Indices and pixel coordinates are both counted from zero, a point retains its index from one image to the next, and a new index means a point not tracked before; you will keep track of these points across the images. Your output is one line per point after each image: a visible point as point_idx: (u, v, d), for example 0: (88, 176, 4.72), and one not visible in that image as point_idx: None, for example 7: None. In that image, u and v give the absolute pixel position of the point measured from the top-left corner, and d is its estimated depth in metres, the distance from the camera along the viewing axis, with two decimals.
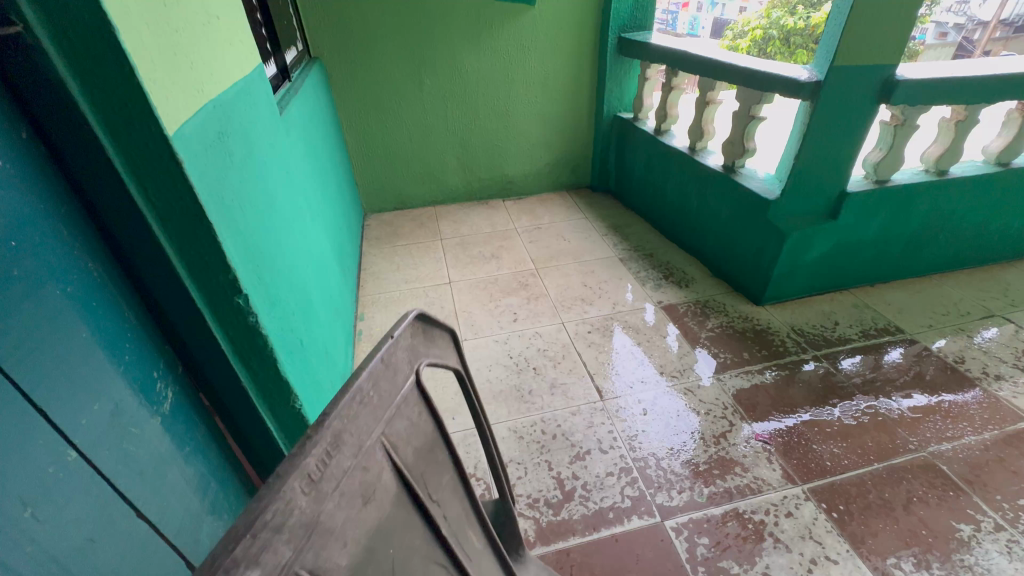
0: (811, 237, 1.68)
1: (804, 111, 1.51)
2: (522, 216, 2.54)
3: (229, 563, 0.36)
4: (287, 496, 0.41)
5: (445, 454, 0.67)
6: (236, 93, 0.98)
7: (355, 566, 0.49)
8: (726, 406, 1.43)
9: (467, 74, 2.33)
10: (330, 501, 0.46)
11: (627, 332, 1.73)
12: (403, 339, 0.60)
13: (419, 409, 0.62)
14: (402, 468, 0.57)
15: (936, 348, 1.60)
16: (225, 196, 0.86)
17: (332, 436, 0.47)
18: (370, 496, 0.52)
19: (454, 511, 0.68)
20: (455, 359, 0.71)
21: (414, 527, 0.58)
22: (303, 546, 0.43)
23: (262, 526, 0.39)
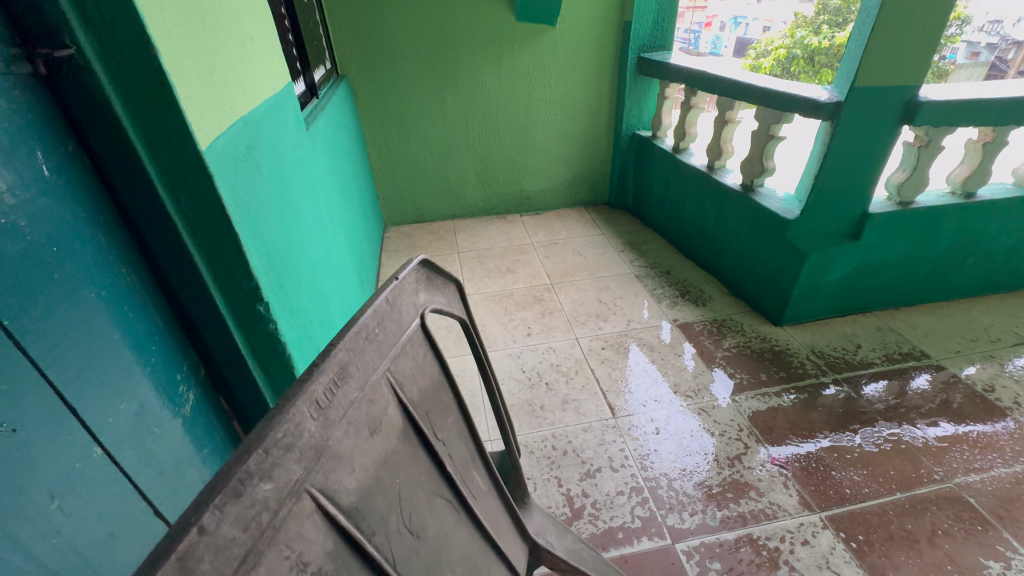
0: (832, 257, 1.65)
1: (824, 132, 1.50)
2: (540, 231, 2.56)
3: (243, 472, 0.38)
4: (295, 420, 0.43)
5: (450, 397, 0.68)
6: (266, 109, 1.02)
7: (364, 491, 0.50)
8: (741, 428, 1.40)
9: (488, 91, 2.38)
10: (338, 428, 0.48)
11: (641, 349, 1.72)
12: (407, 285, 0.61)
13: (424, 351, 0.63)
14: (407, 403, 0.58)
15: (965, 375, 1.55)
16: (251, 206, 0.90)
17: (338, 367, 0.49)
18: (377, 426, 0.54)
19: (459, 451, 0.68)
20: (458, 308, 0.71)
21: (419, 464, 0.59)
22: (312, 467, 0.45)
23: (274, 444, 0.41)
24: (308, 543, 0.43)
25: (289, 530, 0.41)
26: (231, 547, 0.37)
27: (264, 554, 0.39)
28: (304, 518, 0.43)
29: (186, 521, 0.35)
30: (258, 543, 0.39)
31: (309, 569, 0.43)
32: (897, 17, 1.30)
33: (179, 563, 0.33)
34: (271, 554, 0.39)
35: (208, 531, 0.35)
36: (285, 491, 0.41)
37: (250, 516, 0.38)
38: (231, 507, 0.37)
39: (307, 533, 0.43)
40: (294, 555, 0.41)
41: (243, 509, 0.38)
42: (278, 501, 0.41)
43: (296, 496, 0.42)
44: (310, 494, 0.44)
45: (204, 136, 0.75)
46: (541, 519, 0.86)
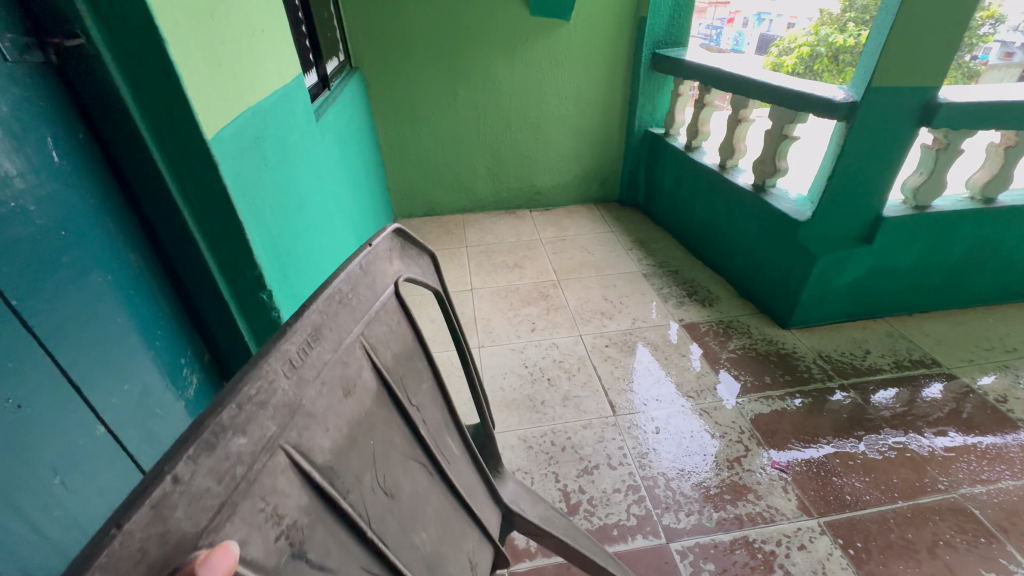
0: (843, 261, 1.62)
1: (839, 133, 1.47)
2: (548, 227, 2.55)
3: (216, 425, 0.39)
4: (268, 377, 0.45)
5: (424, 363, 0.69)
6: (275, 101, 1.04)
7: (338, 451, 0.52)
8: (743, 430, 1.39)
9: (500, 86, 2.38)
10: (312, 388, 0.49)
11: (648, 349, 1.71)
12: (382, 252, 0.62)
13: (398, 318, 0.64)
14: (380, 367, 0.59)
15: (979, 386, 1.51)
16: (257, 197, 0.92)
17: (311, 329, 0.50)
18: (351, 389, 0.55)
19: (433, 416, 0.69)
20: (434, 277, 0.72)
21: (393, 428, 0.60)
22: (286, 424, 0.46)
23: (247, 400, 0.42)
24: (282, 498, 0.44)
25: (263, 484, 0.42)
26: (206, 497, 0.38)
27: (239, 505, 0.40)
28: (278, 474, 0.44)
29: (160, 470, 0.36)
30: (233, 495, 0.40)
31: (284, 522, 0.44)
32: (917, 16, 1.26)
33: (154, 510, 0.34)
34: (246, 506, 0.41)
35: (182, 481, 0.36)
36: (259, 445, 0.42)
37: (224, 469, 0.39)
38: (205, 459, 0.38)
39: (281, 487, 0.44)
40: (269, 509, 0.43)
41: (217, 463, 0.39)
42: (252, 455, 0.42)
43: (270, 452, 0.44)
44: (283, 451, 0.45)
45: (210, 124, 0.76)
46: (516, 488, 0.88)
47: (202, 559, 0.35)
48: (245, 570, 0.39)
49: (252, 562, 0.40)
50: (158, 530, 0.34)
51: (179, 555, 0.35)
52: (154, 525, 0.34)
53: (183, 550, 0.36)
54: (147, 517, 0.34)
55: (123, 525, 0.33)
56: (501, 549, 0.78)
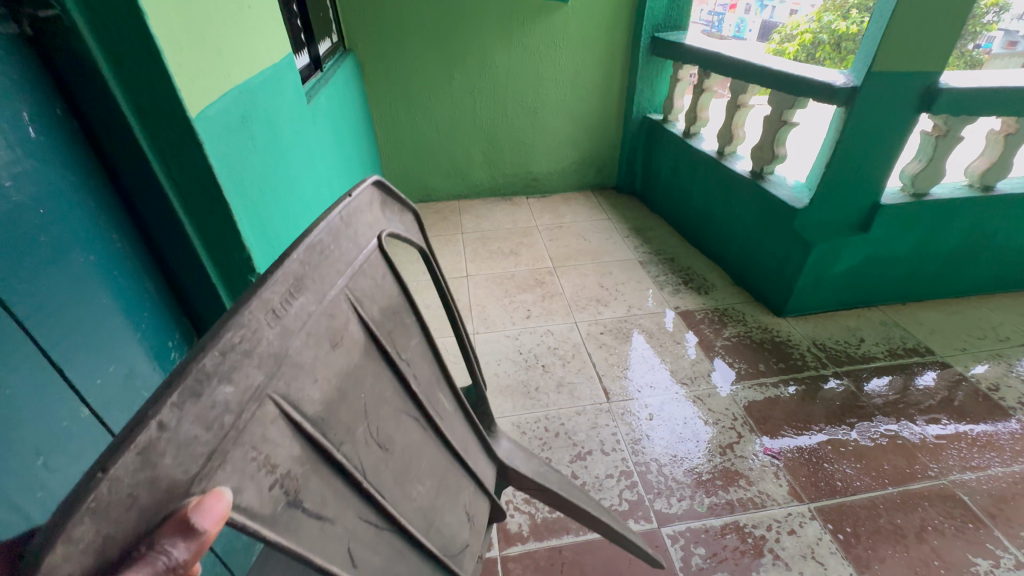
0: (838, 249, 1.61)
1: (839, 118, 1.45)
2: (545, 214, 2.53)
3: (200, 372, 0.40)
4: (252, 326, 0.45)
5: (412, 319, 0.70)
6: (265, 79, 1.02)
7: (327, 402, 0.54)
8: (736, 417, 1.40)
9: (496, 70, 2.34)
10: (297, 339, 0.50)
11: (645, 337, 1.70)
12: (362, 204, 0.61)
13: (382, 272, 0.64)
14: (367, 321, 0.60)
15: (971, 374, 1.51)
16: (245, 178, 0.91)
17: (294, 279, 0.50)
18: (338, 341, 0.56)
19: (423, 371, 0.71)
20: (419, 234, 0.72)
21: (384, 383, 0.63)
22: (273, 374, 0.48)
23: (230, 348, 0.43)
24: (274, 447, 0.48)
25: (253, 434, 0.45)
26: (195, 445, 0.40)
27: (229, 453, 0.43)
28: (268, 423, 0.47)
29: (145, 415, 0.37)
30: (222, 443, 0.43)
31: (277, 472, 0.48)
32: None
33: (141, 456, 0.37)
34: (236, 454, 0.44)
35: (168, 428, 0.38)
36: (247, 394, 0.45)
37: (212, 418, 0.41)
38: (190, 406, 0.40)
39: (272, 436, 0.48)
40: (261, 458, 0.46)
41: (203, 411, 0.41)
42: (240, 405, 0.44)
43: (258, 401, 0.46)
44: (272, 401, 0.48)
45: (195, 103, 0.74)
46: (509, 448, 0.92)
47: (194, 505, 0.38)
48: (240, 515, 0.44)
49: (246, 507, 0.45)
50: (148, 476, 0.37)
51: (172, 502, 0.39)
52: (142, 471, 0.37)
53: (174, 494, 0.39)
54: (135, 463, 0.36)
55: (109, 469, 0.35)
56: (497, 502, 0.85)
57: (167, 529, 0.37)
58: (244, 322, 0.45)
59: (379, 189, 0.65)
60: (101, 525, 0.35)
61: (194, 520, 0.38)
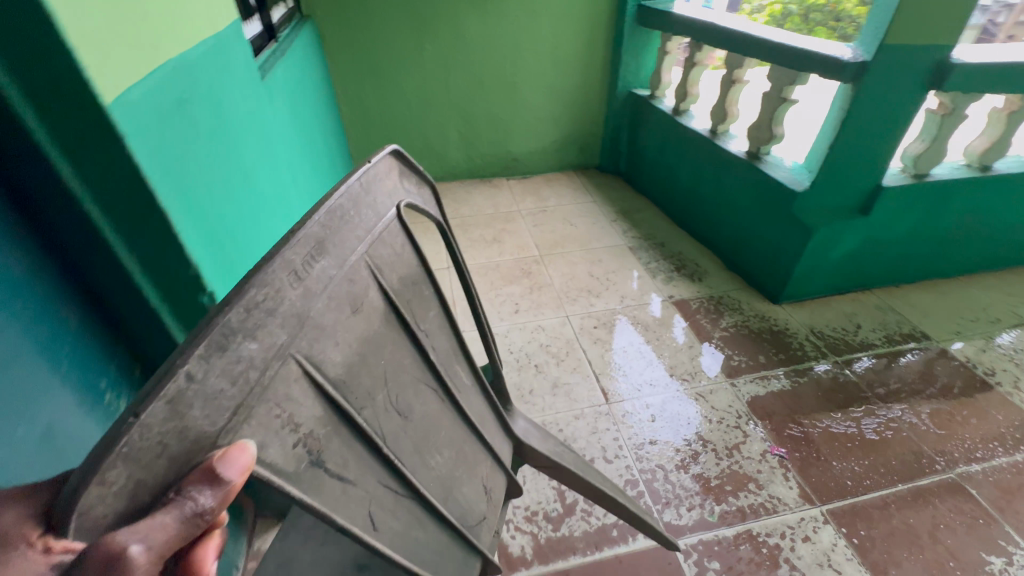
0: (838, 233, 1.55)
1: (844, 96, 1.36)
2: (527, 198, 2.39)
3: (225, 327, 0.44)
4: (275, 286, 0.49)
5: (430, 291, 0.75)
6: (208, 47, 0.85)
7: (349, 364, 0.59)
8: (740, 415, 1.33)
9: (470, 41, 2.15)
10: (319, 301, 0.55)
11: (636, 328, 1.62)
12: (382, 171, 0.66)
13: (401, 241, 0.69)
14: (387, 288, 0.65)
15: (955, 350, 1.53)
16: (192, 173, 0.76)
17: (315, 243, 0.53)
18: (358, 307, 0.61)
19: (442, 344, 0.77)
20: (434, 206, 0.78)
21: (404, 352, 0.69)
22: (296, 334, 0.52)
23: (254, 305, 0.47)
24: (297, 407, 0.52)
25: (276, 392, 0.50)
26: (222, 398, 0.45)
27: (254, 409, 0.48)
28: (291, 383, 0.52)
29: (174, 364, 0.41)
30: (248, 399, 0.47)
31: (300, 431, 0.53)
32: None
33: (170, 405, 0.40)
34: (261, 410, 0.48)
35: (196, 379, 0.42)
36: (270, 352, 0.49)
37: (237, 373, 0.46)
38: (217, 359, 0.44)
39: (295, 396, 0.52)
40: (285, 416, 0.51)
41: (229, 364, 0.45)
42: (265, 361, 0.48)
43: (282, 359, 0.50)
44: (295, 360, 0.52)
45: (115, 83, 0.58)
46: (525, 426, 0.97)
47: (219, 457, 0.43)
48: (265, 469, 0.49)
49: (270, 462, 0.50)
50: (177, 425, 0.41)
51: (200, 453, 0.43)
52: (170, 421, 0.41)
53: (201, 446, 0.43)
54: (163, 412, 0.40)
55: (140, 415, 0.39)
56: (512, 477, 0.88)
57: (193, 477, 0.42)
58: (268, 280, 0.48)
59: (397, 158, 0.70)
60: (132, 471, 0.39)
61: (219, 471, 0.43)
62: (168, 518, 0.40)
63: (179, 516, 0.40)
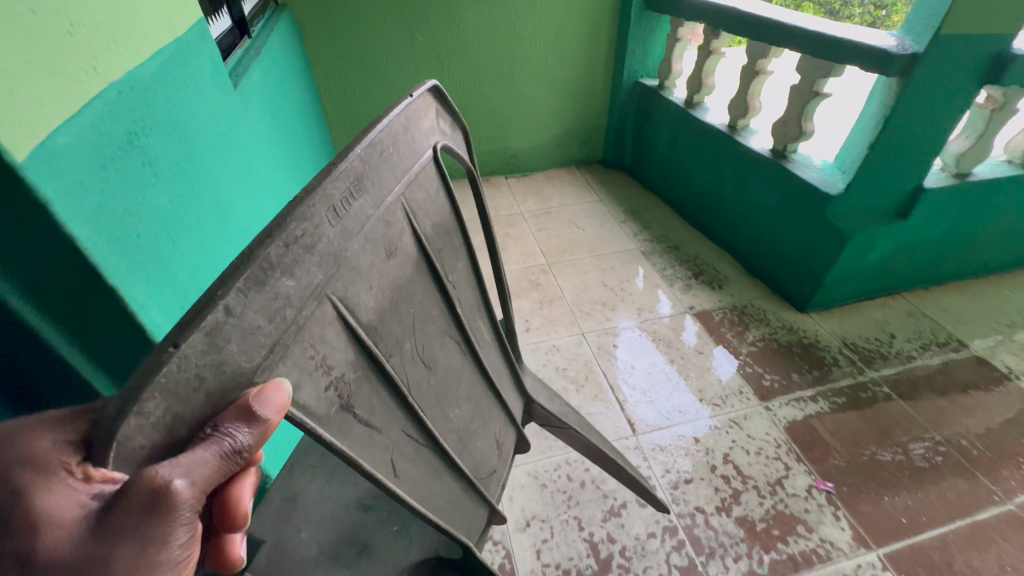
0: (874, 239, 1.44)
1: (890, 90, 1.23)
2: (528, 198, 2.25)
3: (263, 262, 0.44)
4: (314, 222, 0.49)
5: (459, 242, 0.78)
6: (160, 65, 0.67)
7: (382, 308, 0.62)
8: (779, 444, 1.23)
9: (465, 30, 1.97)
10: (355, 244, 0.56)
11: (658, 346, 1.51)
12: (420, 108, 0.66)
13: (436, 185, 0.70)
14: (421, 234, 0.68)
15: (978, 347, 1.48)
16: (155, 225, 0.61)
17: (354, 179, 0.53)
18: (392, 251, 0.63)
19: (466, 296, 0.80)
20: (463, 149, 0.77)
21: (431, 304, 0.71)
22: (331, 276, 0.52)
23: (293, 241, 0.47)
24: (330, 350, 0.55)
25: (311, 332, 0.52)
26: (257, 334, 0.45)
27: (289, 349, 0.49)
28: (324, 324, 0.53)
29: (214, 297, 0.41)
30: (283, 337, 0.48)
31: (332, 374, 0.55)
32: None
33: (208, 337, 0.41)
34: (296, 352, 0.50)
35: (234, 313, 0.42)
36: (307, 291, 0.50)
37: (275, 310, 0.46)
38: (256, 295, 0.44)
39: (328, 338, 0.54)
40: (317, 358, 0.53)
41: (266, 301, 0.45)
42: (301, 300, 0.49)
43: (317, 300, 0.52)
44: (330, 301, 0.54)
45: (28, 123, 0.43)
46: (534, 383, 0.99)
47: (256, 396, 0.44)
48: (299, 410, 0.51)
49: (304, 403, 0.52)
50: (215, 358, 0.42)
51: (236, 389, 0.44)
52: (208, 353, 0.41)
53: (237, 383, 0.44)
54: (201, 344, 0.40)
55: (179, 348, 0.38)
56: (522, 432, 0.94)
57: (231, 413, 0.44)
58: (306, 215, 0.48)
59: (434, 97, 0.69)
60: (168, 404, 0.39)
61: (254, 411, 0.44)
62: (206, 452, 0.42)
63: (217, 452, 0.43)
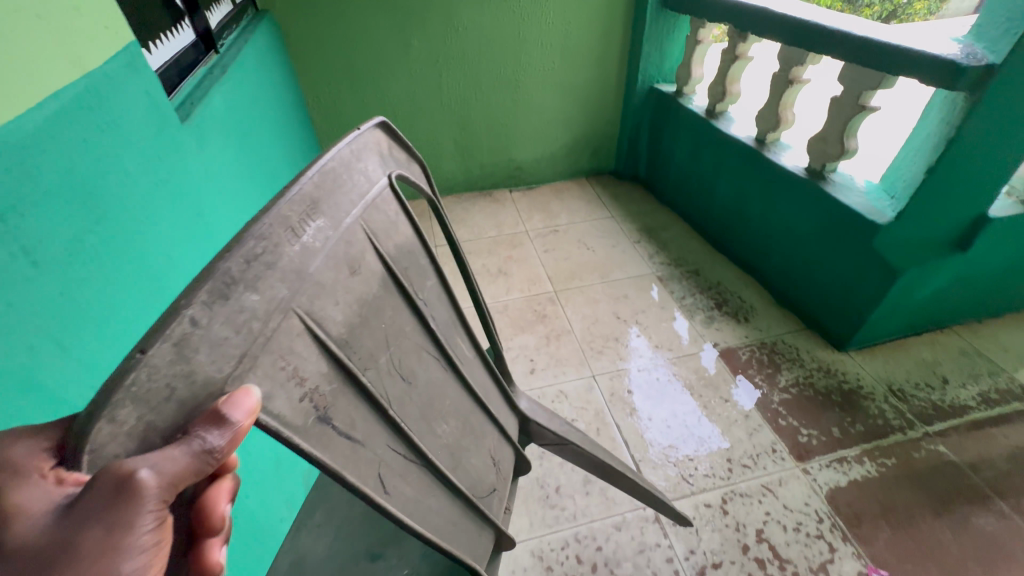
0: (927, 274, 1.26)
1: (958, 108, 1.04)
2: (534, 214, 2.09)
3: (225, 275, 0.40)
4: (275, 240, 0.45)
5: (427, 261, 0.70)
6: (55, 113, 0.53)
7: (350, 324, 0.54)
8: (822, 519, 1.07)
9: (465, 34, 1.81)
10: (318, 261, 0.50)
11: (690, 392, 1.35)
12: (370, 141, 0.60)
13: (395, 210, 0.63)
14: (385, 255, 0.60)
15: None
16: (27, 334, 0.48)
17: (309, 201, 0.49)
18: (356, 268, 0.56)
19: (441, 313, 0.71)
20: (424, 179, 0.71)
21: (404, 318, 0.63)
22: (297, 289, 0.47)
23: (254, 258, 0.43)
24: (301, 360, 0.48)
25: (280, 343, 0.46)
26: (226, 345, 0.40)
27: (259, 358, 0.43)
28: (295, 337, 0.47)
29: (177, 308, 0.37)
30: (252, 348, 0.43)
31: (307, 385, 0.48)
32: None
33: (176, 348, 0.37)
34: (266, 360, 0.44)
35: (200, 325, 0.38)
36: (272, 304, 0.44)
37: (241, 321, 0.41)
38: (220, 307, 0.40)
39: (299, 349, 0.48)
40: (290, 369, 0.46)
41: (232, 314, 0.41)
42: (267, 313, 0.44)
43: (284, 313, 0.46)
44: (297, 315, 0.47)
45: None
46: (530, 404, 0.90)
47: (225, 400, 0.38)
48: (272, 420, 0.44)
49: (279, 415, 0.45)
50: (184, 368, 0.37)
51: (209, 400, 0.39)
52: (177, 363, 0.37)
53: (211, 391, 0.39)
54: (170, 354, 0.36)
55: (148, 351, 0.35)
56: (521, 451, 0.84)
57: (204, 419, 0.37)
58: (264, 233, 0.44)
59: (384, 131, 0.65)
60: (143, 411, 0.35)
61: (223, 413, 0.38)
62: (177, 451, 0.35)
63: (189, 452, 0.36)
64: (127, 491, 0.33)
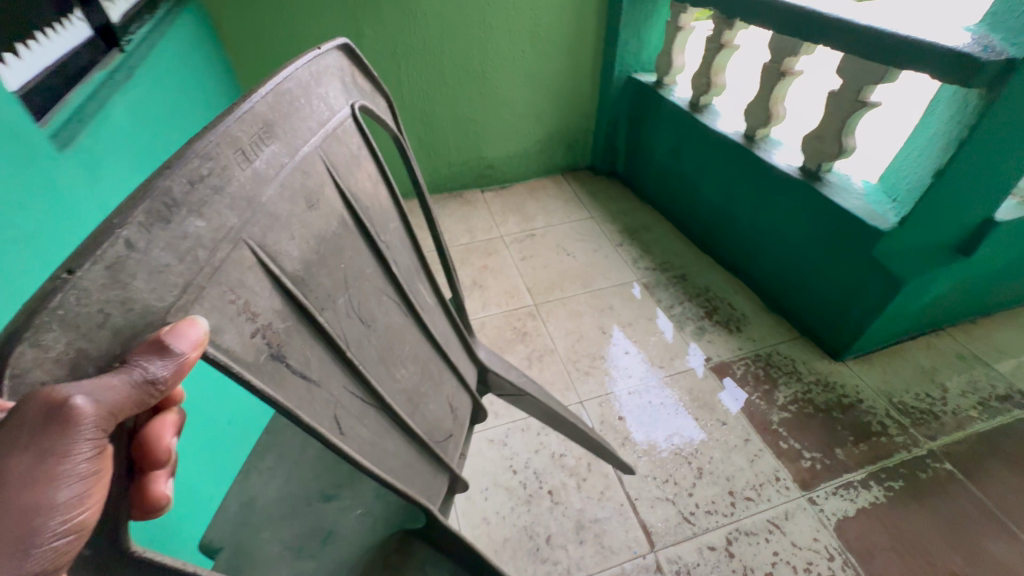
0: (929, 282, 1.18)
1: (972, 108, 0.95)
2: (509, 216, 1.95)
3: (167, 191, 0.35)
4: (221, 162, 0.39)
5: (390, 203, 0.65)
6: None
7: (309, 262, 0.50)
8: (832, 556, 1.00)
9: (425, 22, 1.62)
10: (272, 188, 0.45)
11: (692, 415, 1.25)
12: (333, 64, 0.54)
13: (358, 145, 0.58)
14: (345, 189, 0.54)
15: None
16: None
17: (263, 123, 0.43)
18: (314, 202, 0.50)
19: (403, 258, 0.66)
20: (388, 115, 0.65)
21: (365, 263, 0.58)
22: (248, 219, 0.42)
23: (199, 178, 0.38)
24: (253, 295, 0.43)
25: (229, 275, 0.41)
26: (168, 274, 0.36)
27: (206, 290, 0.39)
28: (245, 269, 0.43)
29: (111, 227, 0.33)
30: (198, 278, 0.38)
31: (258, 321, 0.44)
32: None
33: (110, 271, 0.32)
34: (212, 292, 0.39)
35: (137, 247, 0.34)
36: (221, 233, 0.40)
37: (185, 249, 0.37)
38: (160, 231, 0.35)
39: (250, 283, 0.43)
40: (240, 303, 0.42)
41: (176, 239, 0.36)
42: (214, 241, 0.39)
43: (233, 244, 0.41)
44: (249, 248, 0.43)
45: None
46: (488, 353, 0.85)
47: (168, 330, 0.34)
48: (221, 354, 0.40)
49: (228, 349, 0.41)
50: (120, 295, 0.33)
51: (149, 329, 0.35)
52: (111, 288, 0.32)
53: (153, 322, 0.35)
54: (104, 278, 0.32)
55: (76, 272, 0.30)
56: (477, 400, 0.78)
57: (144, 347, 0.33)
58: (210, 152, 0.38)
59: (348, 56, 0.57)
60: (73, 337, 0.30)
61: (167, 342, 0.34)
62: (115, 380, 0.32)
63: (130, 382, 0.32)
64: (61, 419, 0.29)
